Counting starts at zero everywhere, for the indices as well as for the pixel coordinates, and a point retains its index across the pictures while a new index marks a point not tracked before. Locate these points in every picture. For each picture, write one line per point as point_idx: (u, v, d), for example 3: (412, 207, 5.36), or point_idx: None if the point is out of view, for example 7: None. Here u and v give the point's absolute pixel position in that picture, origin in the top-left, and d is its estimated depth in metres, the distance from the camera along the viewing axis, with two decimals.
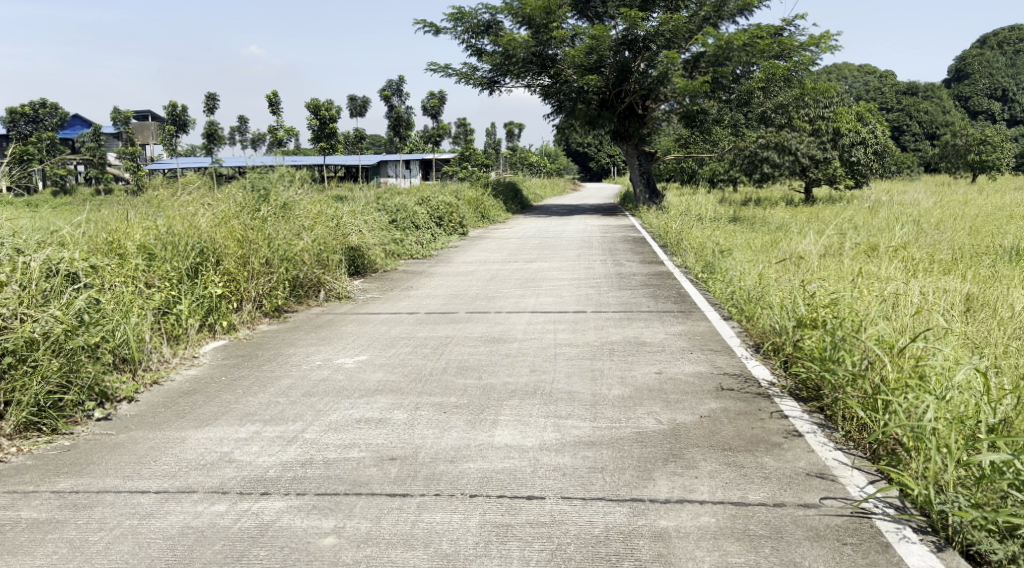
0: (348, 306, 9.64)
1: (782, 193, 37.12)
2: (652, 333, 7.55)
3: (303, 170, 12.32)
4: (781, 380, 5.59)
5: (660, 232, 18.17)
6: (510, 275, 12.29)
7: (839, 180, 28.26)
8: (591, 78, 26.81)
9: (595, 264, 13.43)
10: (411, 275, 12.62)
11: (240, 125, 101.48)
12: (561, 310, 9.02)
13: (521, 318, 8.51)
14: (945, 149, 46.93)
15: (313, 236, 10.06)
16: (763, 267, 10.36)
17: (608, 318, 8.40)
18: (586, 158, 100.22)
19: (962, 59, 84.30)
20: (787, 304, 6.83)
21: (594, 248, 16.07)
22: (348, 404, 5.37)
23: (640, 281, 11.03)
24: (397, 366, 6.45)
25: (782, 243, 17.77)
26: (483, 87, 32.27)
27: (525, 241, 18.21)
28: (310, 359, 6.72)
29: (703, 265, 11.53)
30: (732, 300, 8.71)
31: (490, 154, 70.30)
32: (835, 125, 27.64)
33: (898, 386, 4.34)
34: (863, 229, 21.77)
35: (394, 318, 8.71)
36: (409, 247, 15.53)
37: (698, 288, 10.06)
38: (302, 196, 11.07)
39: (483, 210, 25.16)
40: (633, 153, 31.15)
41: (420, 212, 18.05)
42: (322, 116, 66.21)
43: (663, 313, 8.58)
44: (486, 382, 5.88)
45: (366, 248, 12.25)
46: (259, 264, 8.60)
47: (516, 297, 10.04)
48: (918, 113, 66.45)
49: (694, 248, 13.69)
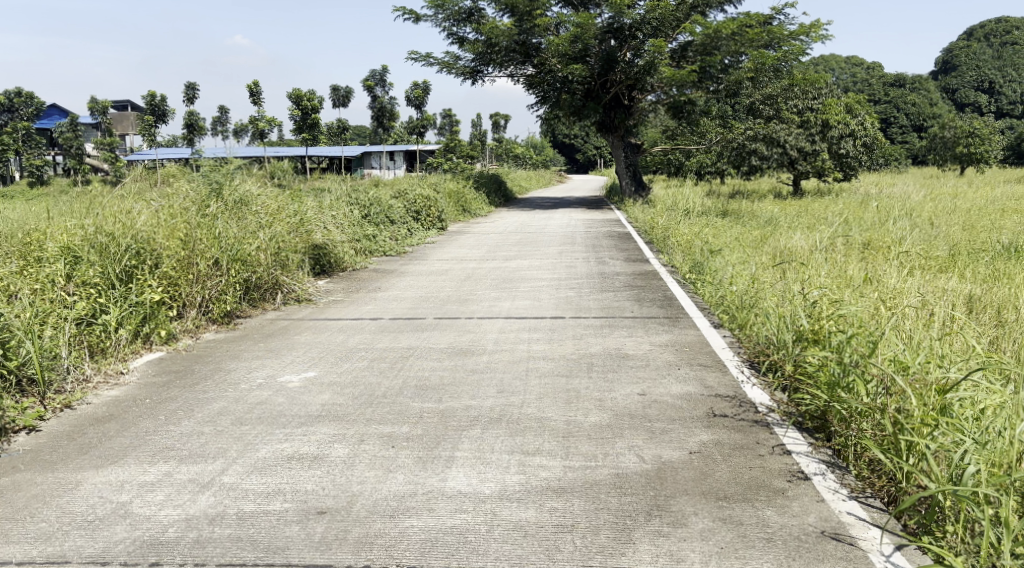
0: (307, 311, 8.89)
1: (770, 186, 36.57)
2: (636, 343, 6.86)
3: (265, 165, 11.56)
4: (781, 405, 4.91)
5: (646, 227, 17.53)
6: (486, 274, 11.57)
7: (826, 173, 27.32)
8: (576, 67, 25.94)
9: (578, 262, 12.72)
10: (381, 274, 11.86)
11: (221, 115, 99.95)
12: (537, 315, 8.33)
13: (494, 325, 7.81)
14: (934, 141, 46.46)
15: (268, 234, 9.31)
16: (755, 268, 9.70)
17: (588, 326, 7.70)
18: (573, 150, 99.53)
19: (950, 51, 84.00)
20: (787, 315, 6.15)
21: (577, 244, 15.35)
22: (283, 436, 4.64)
23: (624, 283, 10.34)
24: (347, 385, 5.72)
25: (773, 240, 17.17)
26: (466, 76, 31.47)
27: (507, 236, 17.50)
28: (250, 378, 5.97)
29: (692, 264, 10.87)
30: (722, 306, 8.04)
31: (476, 146, 69.50)
32: (824, 116, 26.89)
33: (924, 424, 3.68)
34: (855, 224, 21.20)
35: (355, 325, 7.99)
36: (384, 242, 14.81)
37: (686, 291, 9.38)
38: (260, 190, 10.30)
39: (464, 204, 24.43)
40: (619, 145, 30.43)
41: (396, 206, 17.24)
42: (304, 106, 65.20)
43: (648, 320, 7.89)
44: (447, 407, 5.16)
45: (332, 246, 11.49)
46: (205, 267, 7.85)
47: (490, 301, 9.33)
48: (905, 106, 66.22)
49: (682, 245, 13.04)
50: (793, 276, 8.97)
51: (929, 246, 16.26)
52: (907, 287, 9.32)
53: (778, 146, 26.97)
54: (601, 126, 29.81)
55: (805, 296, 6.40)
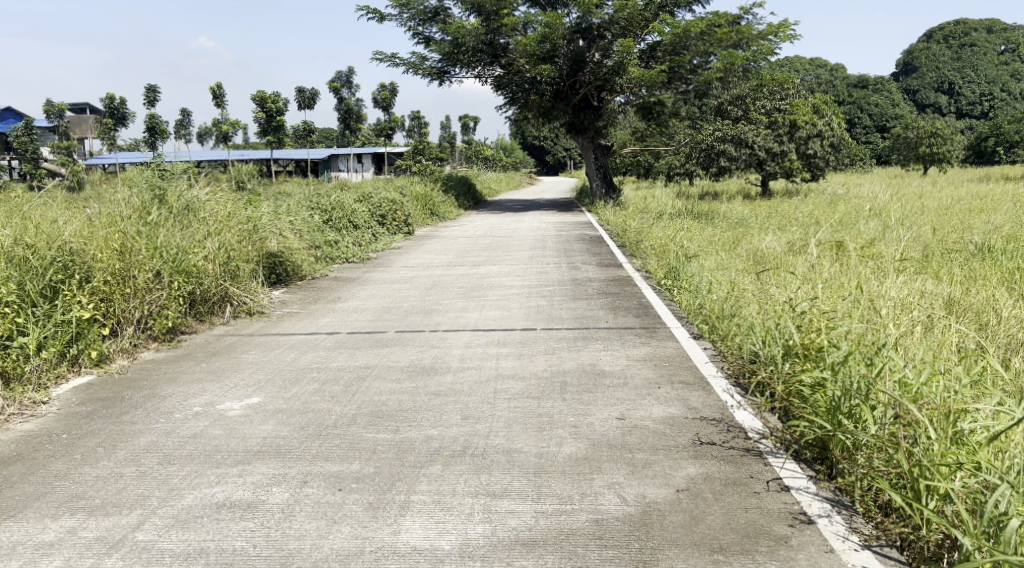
0: (258, 325, 8.27)
1: (739, 186, 36.48)
2: (613, 358, 6.36)
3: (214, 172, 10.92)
4: (773, 430, 4.45)
5: (618, 230, 17.12)
6: (453, 282, 11.03)
7: (795, 174, 27.17)
8: (544, 67, 25.46)
9: (548, 268, 12.22)
10: (341, 283, 11.25)
11: (183, 118, 97.93)
12: (506, 327, 7.79)
13: (461, 340, 7.26)
14: (897, 141, 46.83)
15: (214, 242, 8.68)
16: (733, 273, 9.29)
17: (561, 338, 7.20)
18: (541, 152, 99.22)
19: (910, 54, 85.21)
20: (775, 327, 5.71)
21: (547, 248, 14.85)
22: (215, 478, 4.07)
23: (597, 290, 9.86)
24: (294, 413, 5.15)
25: (744, 242, 16.87)
26: (432, 77, 30.87)
27: (475, 240, 16.97)
28: (185, 406, 5.36)
29: (667, 268, 10.43)
30: (701, 315, 7.59)
31: (444, 148, 68.86)
32: (791, 117, 26.88)
33: (948, 464, 3.24)
34: (826, 225, 21.00)
35: (308, 341, 7.41)
36: (346, 249, 14.17)
37: (662, 299, 8.94)
38: (209, 196, 9.66)
39: (431, 206, 23.84)
40: (588, 146, 30.03)
41: (359, 210, 16.60)
42: (268, 108, 64.06)
43: (624, 331, 7.41)
44: (404, 437, 4.63)
45: (288, 254, 10.86)
46: (144, 279, 7.23)
47: (456, 311, 8.78)
48: (868, 106, 67.00)
49: (655, 249, 12.61)
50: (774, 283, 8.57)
51: (902, 247, 16.04)
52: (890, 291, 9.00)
53: (746, 147, 26.78)
54: (570, 127, 29.37)
55: (793, 306, 5.96)
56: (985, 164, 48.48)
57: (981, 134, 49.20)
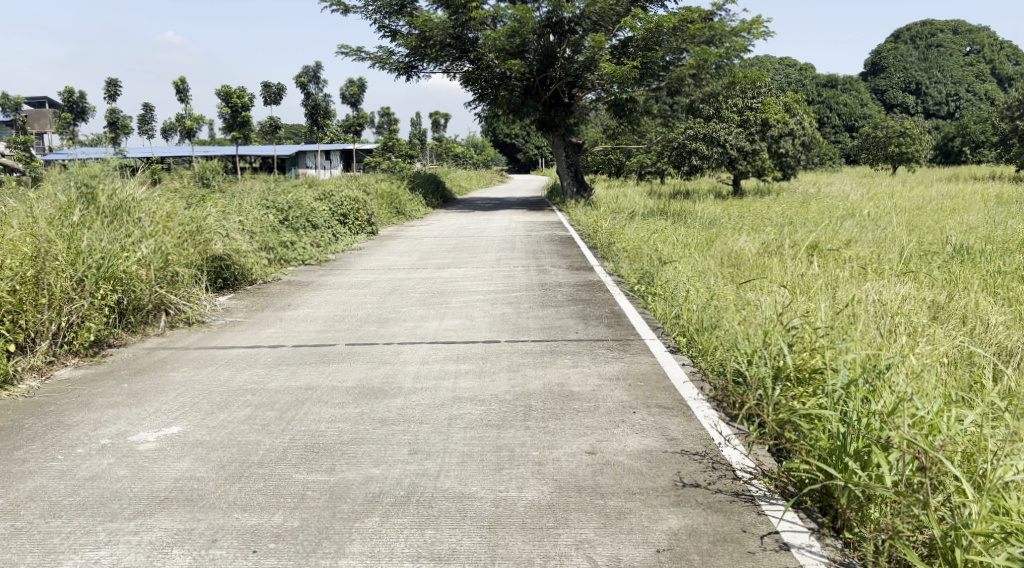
0: (195, 337, 7.54)
1: (710, 185, 36.21)
2: (582, 376, 5.76)
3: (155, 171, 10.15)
4: (766, 467, 3.91)
5: (589, 231, 16.58)
6: (414, 287, 10.38)
7: (766, 173, 26.85)
8: (514, 63, 24.84)
9: (516, 271, 11.61)
10: (294, 288, 10.52)
11: (146, 112, 95.76)
12: (467, 339, 7.16)
13: (416, 354, 6.61)
14: (867, 140, 47.00)
15: (149, 245, 7.94)
16: (710, 280, 8.79)
17: (527, 351, 6.59)
18: (513, 150, 98.61)
19: (878, 54, 86.04)
20: (762, 345, 5.18)
21: (515, 250, 14.25)
22: (104, 536, 3.40)
23: (567, 296, 9.27)
24: (216, 447, 4.47)
25: (719, 243, 16.44)
26: (399, 72, 30.11)
27: (441, 241, 16.33)
28: (92, 438, 4.63)
29: (640, 273, 9.89)
30: (678, 326, 7.04)
31: (414, 145, 67.97)
32: (763, 116, 26.54)
33: (981, 533, 2.71)
34: (800, 225, 20.68)
35: (249, 356, 6.71)
36: (303, 251, 13.44)
37: (635, 306, 8.38)
38: (146, 195, 8.90)
39: (398, 205, 23.13)
40: (559, 144, 29.44)
41: (319, 209, 15.84)
42: (233, 104, 62.63)
43: (595, 343, 6.83)
44: (341, 479, 3.98)
45: (236, 257, 10.10)
46: (60, 288, 6.50)
47: (415, 320, 8.13)
48: (838, 106, 67.40)
49: (628, 251, 12.06)
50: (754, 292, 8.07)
51: (878, 248, 15.71)
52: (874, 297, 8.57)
53: (718, 146, 26.51)
54: (541, 124, 28.78)
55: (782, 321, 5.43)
56: (952, 163, 48.83)
57: (947, 134, 49.57)
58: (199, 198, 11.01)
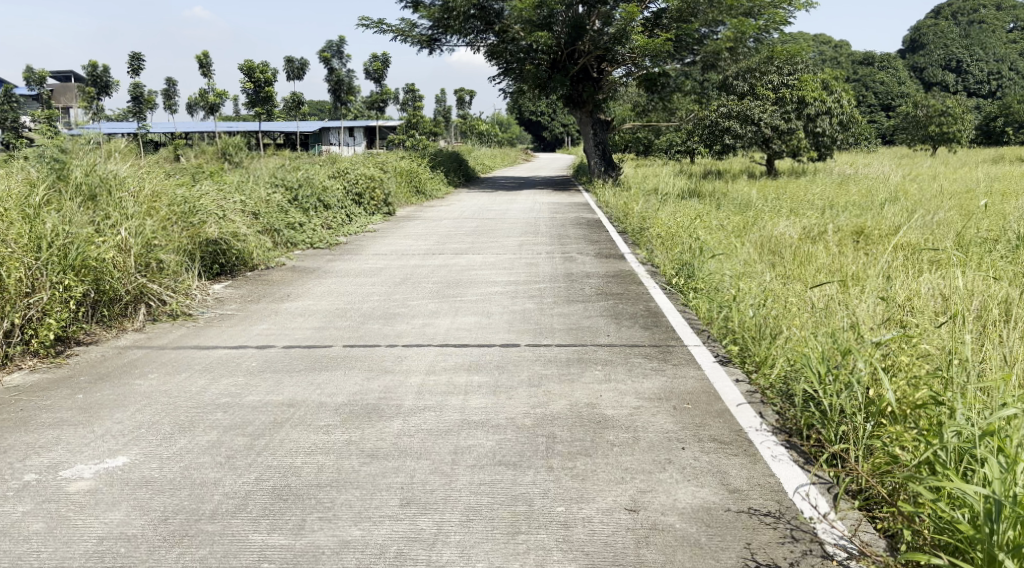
0: (178, 333, 6.69)
1: (742, 166, 34.89)
2: (616, 395, 4.82)
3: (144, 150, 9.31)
4: (872, 544, 3.02)
5: (619, 214, 15.56)
6: (428, 275, 9.49)
7: (800, 153, 25.37)
8: (541, 35, 23.68)
9: (539, 258, 10.66)
10: (297, 275, 9.67)
11: (171, 88, 95.67)
12: (481, 342, 6.23)
13: (422, 361, 5.70)
14: (906, 120, 45.16)
15: (128, 228, 7.09)
16: (760, 274, 7.84)
17: (551, 359, 5.68)
18: (539, 128, 97.09)
19: (917, 30, 83.07)
20: (848, 367, 4.25)
21: (539, 234, 13.29)
22: None
23: (595, 289, 8.33)
24: (163, 489, 3.57)
25: (757, 228, 15.40)
26: (422, 45, 29.06)
27: (461, 223, 15.42)
28: (16, 471, 3.76)
29: (678, 263, 8.92)
30: (726, 332, 6.09)
31: (437, 122, 66.89)
32: (800, 93, 25.31)
33: None
34: (842, 208, 19.53)
35: (231, 359, 5.84)
36: (313, 233, 12.58)
37: (673, 304, 7.45)
38: (130, 172, 8.09)
39: (418, 184, 22.21)
40: (587, 121, 28.24)
41: (333, 187, 14.92)
42: (256, 79, 61.88)
43: (630, 349, 5.91)
44: (309, 545, 3.10)
45: (234, 240, 9.22)
46: (15, 281, 5.71)
47: (425, 316, 7.24)
48: (874, 85, 65.20)
49: (662, 238, 11.07)
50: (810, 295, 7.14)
51: (930, 236, 14.59)
52: (942, 298, 7.63)
53: (752, 124, 25.34)
54: (568, 100, 27.53)
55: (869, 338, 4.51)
56: (995, 144, 46.74)
57: (991, 114, 47.53)
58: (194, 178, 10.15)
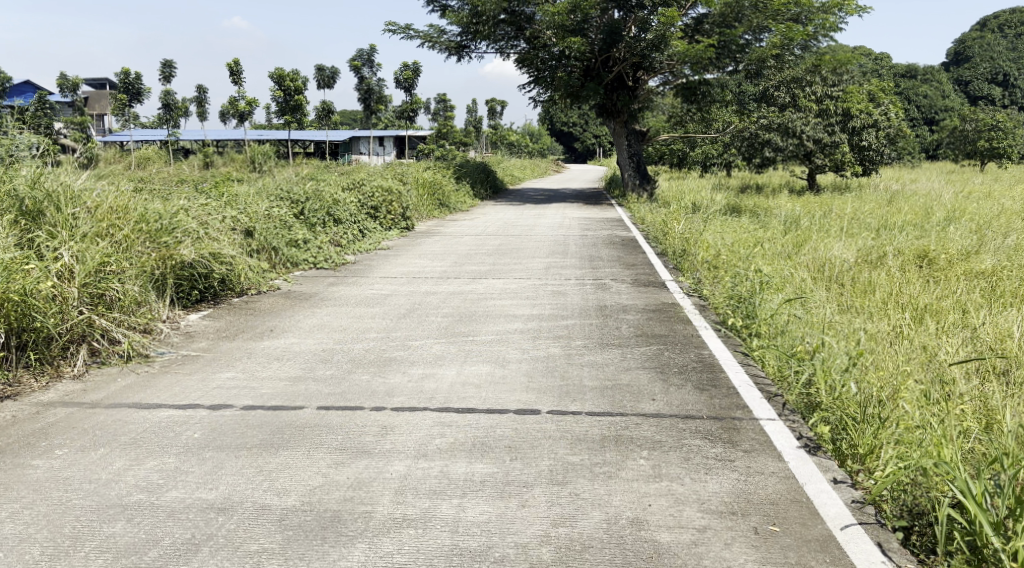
0: (123, 383, 5.45)
1: (782, 179, 33.30)
2: (671, 506, 3.49)
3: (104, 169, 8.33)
4: None
5: (657, 232, 14.17)
6: (439, 305, 8.24)
7: (845, 167, 24.39)
8: (574, 40, 22.44)
9: (567, 286, 9.36)
10: (288, 302, 8.45)
11: (204, 96, 96.17)
12: (493, 405, 4.91)
13: (411, 435, 4.38)
14: (954, 134, 43.19)
15: (67, 253, 6.03)
16: (834, 324, 6.50)
17: (583, 437, 4.33)
18: (571, 139, 95.85)
19: (961, 42, 80.43)
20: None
21: (568, 254, 11.98)
22: None
23: (634, 329, 6.99)
24: None
25: (806, 251, 14.03)
26: (450, 52, 27.96)
27: (484, 240, 14.14)
28: None
29: (733, 297, 7.53)
30: (811, 404, 4.73)
31: (467, 132, 65.97)
32: (845, 105, 24.05)
33: None
34: (898, 228, 17.99)
35: (172, 427, 4.56)
36: (319, 251, 11.39)
37: (730, 352, 6.13)
38: (88, 187, 7.17)
39: (442, 196, 21.00)
40: (621, 132, 26.85)
41: (345, 200, 13.71)
42: (286, 87, 61.39)
43: (684, 422, 4.56)
44: None
45: (216, 265, 8.02)
46: None
47: (426, 364, 5.94)
48: (916, 97, 63.08)
49: (712, 266, 9.60)
50: (902, 356, 5.83)
51: (1005, 262, 13.12)
52: None
53: (793, 136, 23.93)
54: (601, 110, 26.23)
55: None
56: None
57: None
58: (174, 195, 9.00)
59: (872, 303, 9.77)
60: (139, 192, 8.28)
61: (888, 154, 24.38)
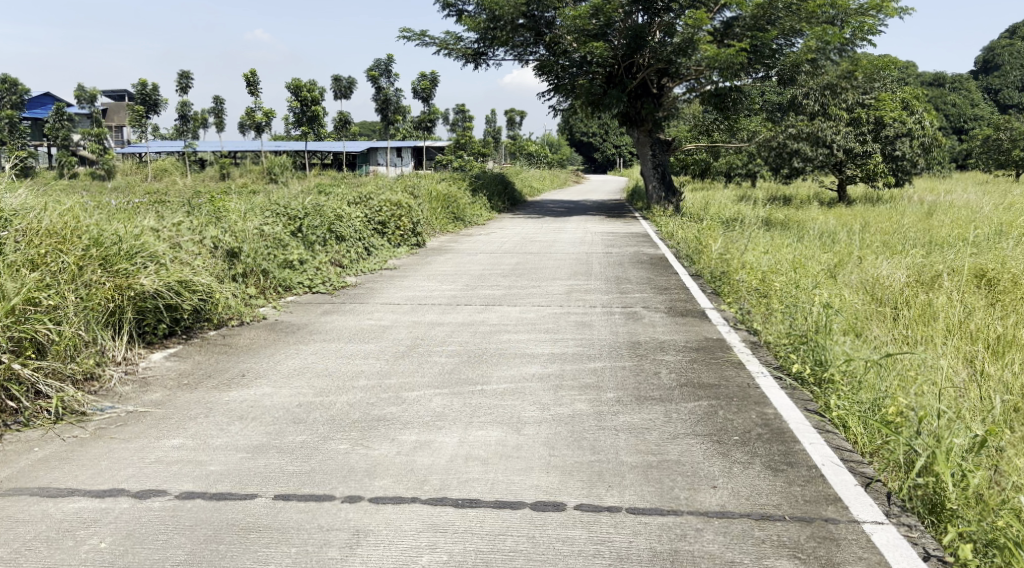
0: (39, 454, 4.33)
1: (811, 190, 31.93)
2: None
3: (55, 186, 7.28)
4: None
5: (690, 250, 12.96)
6: (446, 341, 7.09)
7: (877, 179, 23.34)
8: (596, 45, 21.31)
9: (592, 315, 8.16)
10: (272, 336, 7.34)
11: (222, 108, 96.03)
12: (504, 496, 3.76)
13: (392, 551, 3.24)
14: (988, 143, 41.54)
15: None
16: (925, 381, 5.30)
17: (624, 558, 3.17)
18: (591, 150, 94.82)
19: (989, 50, 78.42)
20: None
21: (592, 276, 10.79)
22: None
23: (676, 376, 5.79)
24: None
25: (848, 271, 12.78)
26: (467, 59, 26.90)
27: (501, 258, 12.99)
28: None
29: (795, 339, 6.30)
30: (934, 503, 3.50)
31: (487, 142, 65.07)
32: (877, 113, 23.05)
33: None
34: (945, 243, 16.65)
35: (74, 531, 3.41)
36: (317, 272, 10.29)
37: (802, 413, 4.93)
38: (23, 210, 6.16)
39: (456, 209, 19.87)
40: (645, 141, 25.50)
41: (349, 215, 12.59)
42: (303, 97, 60.87)
43: (761, 531, 3.38)
44: None
45: (187, 297, 6.95)
46: None
47: (421, 427, 4.77)
48: (945, 106, 61.44)
49: (763, 295, 8.37)
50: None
51: None
52: None
53: (824, 147, 23.33)
54: (623, 118, 25.04)
55: None
56: None
57: None
58: (142, 215, 7.94)
59: (935, 330, 8.53)
60: (97, 211, 7.25)
61: (923, 165, 23.12)
